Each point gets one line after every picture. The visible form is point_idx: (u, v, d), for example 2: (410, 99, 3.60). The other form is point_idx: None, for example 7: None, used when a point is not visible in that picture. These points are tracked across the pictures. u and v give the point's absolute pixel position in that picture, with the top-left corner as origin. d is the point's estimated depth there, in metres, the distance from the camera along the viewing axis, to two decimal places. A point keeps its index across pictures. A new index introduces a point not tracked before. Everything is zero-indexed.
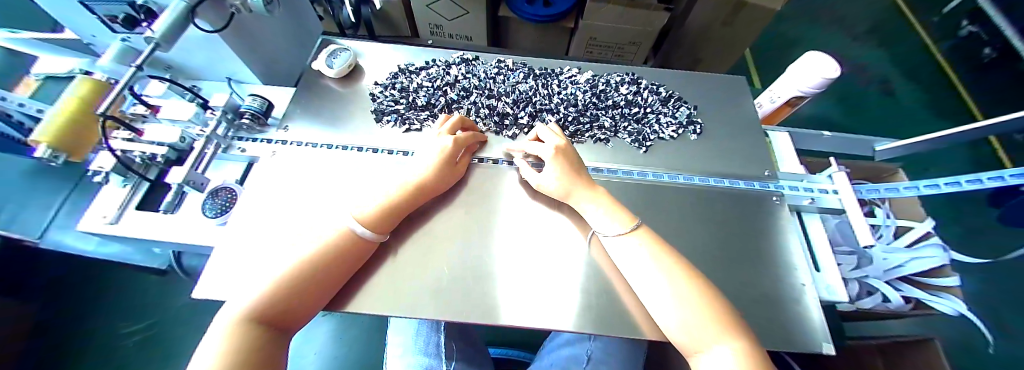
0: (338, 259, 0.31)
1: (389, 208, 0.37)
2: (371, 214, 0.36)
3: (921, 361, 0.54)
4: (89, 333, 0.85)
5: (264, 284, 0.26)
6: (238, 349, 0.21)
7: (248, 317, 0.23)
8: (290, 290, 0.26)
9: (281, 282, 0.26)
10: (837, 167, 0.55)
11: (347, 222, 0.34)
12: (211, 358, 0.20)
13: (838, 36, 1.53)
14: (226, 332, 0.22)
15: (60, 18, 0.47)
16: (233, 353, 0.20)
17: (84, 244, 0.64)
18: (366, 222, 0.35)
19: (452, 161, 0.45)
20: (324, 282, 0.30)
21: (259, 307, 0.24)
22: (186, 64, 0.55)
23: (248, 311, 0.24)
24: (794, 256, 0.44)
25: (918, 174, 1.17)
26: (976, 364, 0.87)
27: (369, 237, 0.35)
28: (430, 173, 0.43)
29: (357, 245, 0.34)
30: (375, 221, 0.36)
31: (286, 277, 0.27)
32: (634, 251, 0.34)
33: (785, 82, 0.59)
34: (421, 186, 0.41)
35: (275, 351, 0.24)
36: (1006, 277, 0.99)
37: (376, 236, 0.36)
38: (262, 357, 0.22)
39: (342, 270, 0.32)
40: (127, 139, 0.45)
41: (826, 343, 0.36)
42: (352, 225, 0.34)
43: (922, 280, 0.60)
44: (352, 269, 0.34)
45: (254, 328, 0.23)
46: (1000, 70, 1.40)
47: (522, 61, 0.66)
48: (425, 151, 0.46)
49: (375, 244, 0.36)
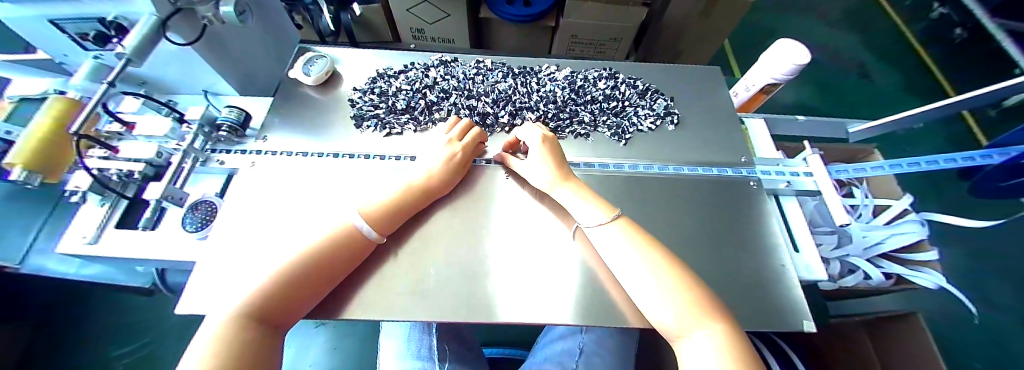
0: (332, 256, 0.31)
1: (391, 207, 0.38)
2: (373, 210, 0.37)
3: (910, 338, 0.55)
4: (74, 358, 0.83)
5: (250, 290, 0.25)
6: (228, 345, 0.21)
7: (242, 316, 0.23)
8: (279, 292, 0.26)
9: (273, 279, 0.27)
10: (811, 150, 0.56)
11: (350, 218, 0.35)
12: (200, 354, 0.20)
13: (814, 23, 1.57)
14: (215, 331, 0.22)
15: (27, 37, 0.46)
16: (223, 354, 0.20)
17: (65, 267, 0.63)
18: (369, 217, 0.36)
19: (459, 162, 0.46)
20: (313, 282, 0.29)
21: (252, 305, 0.24)
22: (160, 78, 0.55)
23: (240, 309, 0.23)
24: (776, 238, 0.45)
25: (897, 154, 1.20)
26: (960, 335, 0.90)
27: (370, 237, 0.36)
28: (435, 172, 0.44)
29: (358, 243, 0.34)
30: (376, 219, 0.36)
31: (276, 276, 0.27)
32: (615, 240, 0.35)
33: (758, 71, 0.60)
34: (421, 187, 0.42)
35: (268, 347, 0.23)
36: (986, 249, 1.02)
37: (376, 237, 0.36)
38: (255, 350, 0.22)
39: (336, 268, 0.32)
40: (104, 157, 0.44)
41: (807, 321, 0.37)
42: (354, 221, 0.35)
43: (899, 256, 0.62)
44: (349, 269, 0.34)
45: (247, 325, 0.23)
46: (971, 49, 1.45)
47: (500, 60, 0.67)
48: (428, 154, 0.47)
49: (372, 247, 0.37)
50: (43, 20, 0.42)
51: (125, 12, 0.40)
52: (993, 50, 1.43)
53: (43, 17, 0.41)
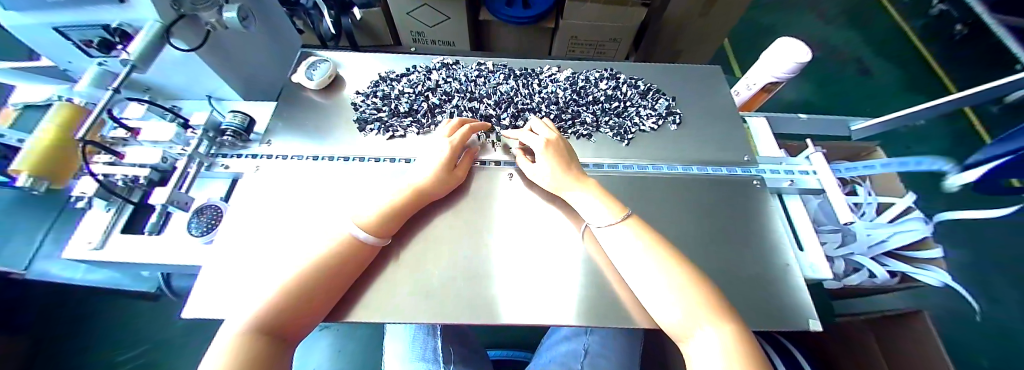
0: (338, 263, 0.32)
1: (390, 213, 0.38)
2: (371, 220, 0.36)
3: (916, 336, 0.54)
4: (78, 363, 0.83)
5: (260, 300, 0.25)
6: (244, 358, 0.21)
7: (255, 327, 0.23)
8: (290, 300, 0.26)
9: (284, 288, 0.27)
10: (814, 148, 0.56)
11: (347, 229, 0.34)
12: (216, 367, 0.20)
13: (813, 21, 1.57)
14: (230, 343, 0.22)
15: (33, 45, 0.46)
16: (237, 364, 0.20)
17: (68, 273, 0.63)
18: (368, 227, 0.35)
19: (451, 165, 0.46)
20: (322, 291, 0.29)
21: (264, 317, 0.24)
22: (165, 84, 0.55)
23: (254, 321, 0.23)
24: (783, 238, 0.44)
25: (899, 151, 1.20)
26: (966, 333, 0.90)
27: (372, 241, 0.35)
28: (429, 178, 0.43)
29: (359, 251, 0.34)
30: (376, 227, 0.36)
31: (288, 288, 0.27)
32: (623, 239, 0.34)
33: (759, 70, 0.61)
34: (418, 191, 0.42)
35: (280, 359, 0.24)
36: (989, 245, 1.02)
37: (378, 240, 0.36)
38: (268, 362, 0.22)
39: (343, 275, 0.32)
40: (109, 163, 0.45)
41: (814, 319, 0.37)
42: (354, 231, 0.34)
43: (906, 254, 0.61)
44: (355, 274, 0.34)
45: (260, 338, 0.23)
46: (972, 45, 1.44)
47: (501, 62, 0.67)
48: (425, 158, 0.46)
49: (376, 248, 0.37)
50: (49, 28, 0.42)
51: (129, 19, 0.40)
52: (994, 46, 1.43)
53: (48, 24, 0.41)
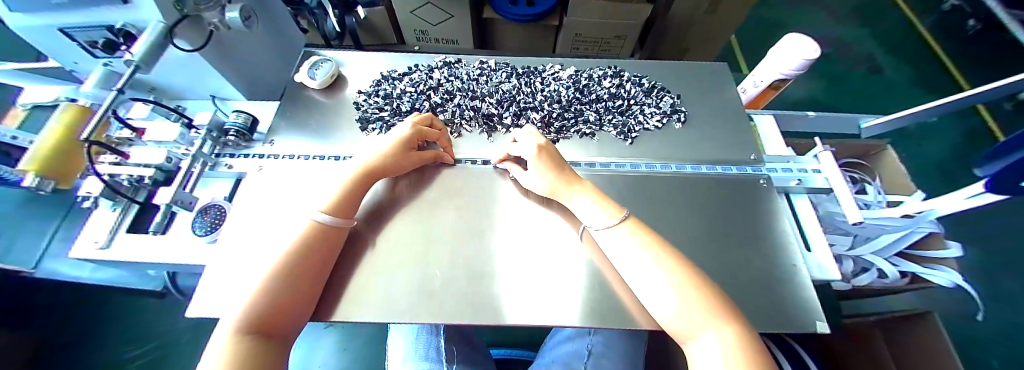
0: (308, 257, 0.31)
1: (348, 194, 0.37)
2: (331, 204, 0.35)
3: (927, 338, 0.53)
4: (86, 360, 0.84)
5: (245, 298, 0.25)
6: (238, 360, 0.20)
7: (249, 328, 0.23)
8: (274, 297, 0.26)
9: (268, 285, 0.27)
10: (823, 146, 0.55)
11: (317, 218, 0.33)
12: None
13: (821, 17, 1.55)
14: (222, 345, 0.21)
15: (40, 47, 0.47)
16: (231, 363, 0.20)
17: (78, 272, 0.63)
18: (328, 210, 0.35)
19: (410, 146, 0.46)
20: (298, 287, 0.29)
21: (255, 318, 0.24)
22: (171, 85, 0.56)
23: (244, 322, 0.23)
24: (789, 239, 0.44)
25: (908, 148, 1.18)
26: (976, 335, 0.88)
27: (336, 224, 0.35)
28: (384, 158, 0.42)
29: (327, 235, 0.34)
30: (336, 207, 0.35)
31: (268, 285, 0.27)
32: (625, 243, 0.34)
33: (766, 66, 0.60)
34: (373, 167, 0.41)
35: (276, 359, 0.23)
36: (1002, 245, 1.00)
37: (343, 222, 0.36)
38: (263, 362, 0.22)
39: (315, 268, 0.31)
40: (115, 163, 0.46)
41: (821, 322, 0.36)
42: (315, 216, 0.33)
43: (918, 254, 0.60)
44: (328, 262, 0.34)
45: (252, 339, 0.22)
46: (986, 41, 1.41)
47: (504, 61, 0.67)
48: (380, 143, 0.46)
49: (343, 231, 0.36)
50: (54, 29, 0.42)
51: (133, 19, 0.40)
52: (1009, 42, 1.40)
53: (53, 26, 0.41)
